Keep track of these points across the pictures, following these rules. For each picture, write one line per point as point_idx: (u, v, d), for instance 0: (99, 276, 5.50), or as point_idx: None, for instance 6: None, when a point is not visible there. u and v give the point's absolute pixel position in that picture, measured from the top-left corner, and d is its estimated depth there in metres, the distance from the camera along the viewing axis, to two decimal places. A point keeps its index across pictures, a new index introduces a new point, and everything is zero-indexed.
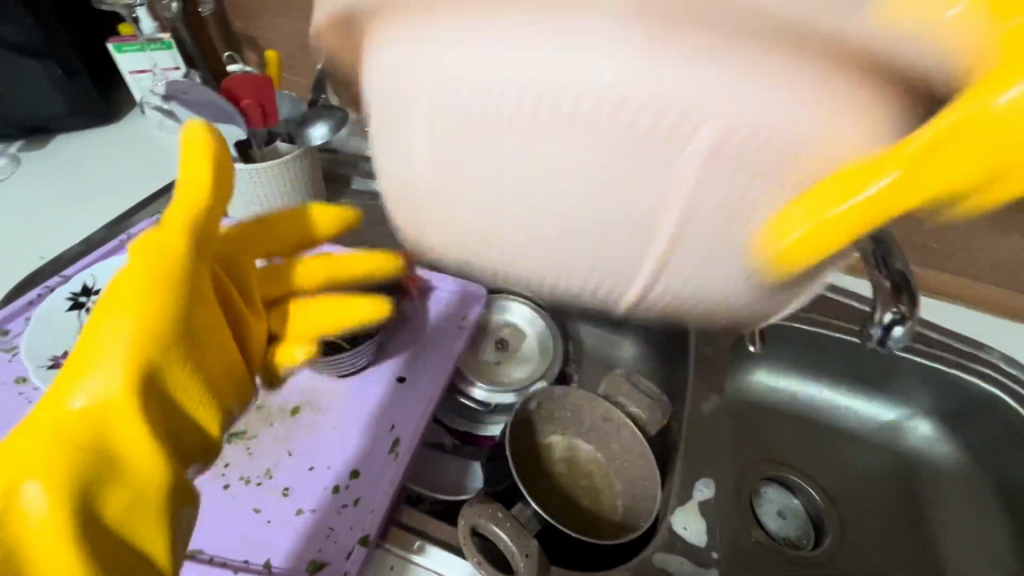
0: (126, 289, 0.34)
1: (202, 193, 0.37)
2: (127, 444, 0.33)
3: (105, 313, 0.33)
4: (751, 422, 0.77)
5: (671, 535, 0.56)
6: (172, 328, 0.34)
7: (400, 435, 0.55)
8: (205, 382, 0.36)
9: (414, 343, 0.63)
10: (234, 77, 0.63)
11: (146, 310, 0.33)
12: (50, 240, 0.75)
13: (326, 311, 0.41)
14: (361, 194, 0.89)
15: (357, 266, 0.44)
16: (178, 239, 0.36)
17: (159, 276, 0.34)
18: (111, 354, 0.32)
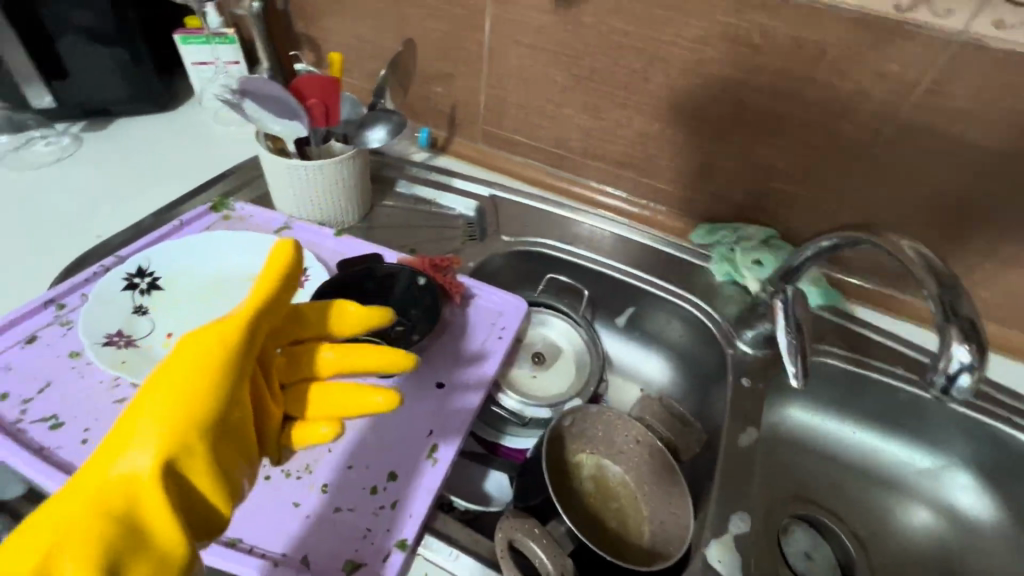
0: (174, 371, 0.32)
1: (265, 287, 0.36)
2: (150, 530, 0.30)
3: (160, 386, 0.31)
4: (783, 460, 0.75)
5: (707, 568, 0.54)
6: (217, 413, 0.32)
7: (437, 441, 0.55)
8: (229, 469, 0.32)
9: (453, 350, 0.64)
10: (303, 76, 0.65)
11: (193, 392, 0.31)
12: (105, 220, 0.76)
13: (339, 400, 0.39)
14: (406, 198, 0.90)
15: (372, 357, 0.40)
16: (232, 327, 0.34)
17: (210, 360, 0.32)
18: (149, 438, 0.30)
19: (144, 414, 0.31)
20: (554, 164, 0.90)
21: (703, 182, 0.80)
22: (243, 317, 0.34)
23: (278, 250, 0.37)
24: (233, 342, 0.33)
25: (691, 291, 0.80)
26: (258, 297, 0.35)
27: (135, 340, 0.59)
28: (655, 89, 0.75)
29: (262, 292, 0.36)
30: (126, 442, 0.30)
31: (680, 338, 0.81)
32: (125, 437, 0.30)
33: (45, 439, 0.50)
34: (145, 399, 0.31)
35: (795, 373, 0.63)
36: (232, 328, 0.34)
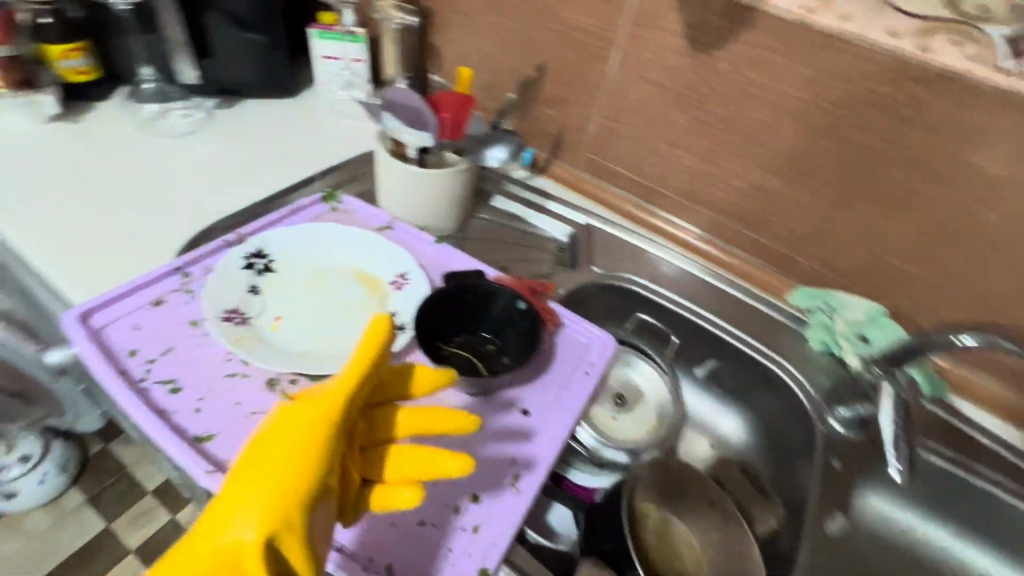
0: (280, 449, 0.37)
1: (361, 369, 0.41)
2: None
3: (264, 465, 0.37)
4: (860, 552, 0.71)
5: None
6: (312, 493, 0.37)
7: (520, 470, 0.56)
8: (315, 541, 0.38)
9: (541, 378, 0.64)
10: (441, 93, 0.69)
11: (296, 475, 0.37)
12: (227, 197, 0.81)
13: (417, 465, 0.43)
14: (501, 212, 0.91)
15: (439, 420, 0.45)
16: (328, 410, 0.39)
17: (312, 442, 0.38)
18: (256, 514, 0.35)
19: (251, 490, 0.36)
20: (654, 201, 0.89)
21: (812, 244, 0.77)
22: (340, 400, 0.39)
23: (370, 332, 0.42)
24: (327, 424, 0.38)
25: (782, 355, 0.77)
26: (355, 378, 0.40)
27: (248, 318, 0.62)
28: (779, 144, 0.73)
29: (358, 372, 0.41)
30: (234, 513, 0.35)
31: (764, 403, 0.78)
32: (234, 509, 0.36)
33: (165, 401, 0.53)
34: (253, 472, 0.37)
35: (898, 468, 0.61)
36: (332, 409, 0.39)
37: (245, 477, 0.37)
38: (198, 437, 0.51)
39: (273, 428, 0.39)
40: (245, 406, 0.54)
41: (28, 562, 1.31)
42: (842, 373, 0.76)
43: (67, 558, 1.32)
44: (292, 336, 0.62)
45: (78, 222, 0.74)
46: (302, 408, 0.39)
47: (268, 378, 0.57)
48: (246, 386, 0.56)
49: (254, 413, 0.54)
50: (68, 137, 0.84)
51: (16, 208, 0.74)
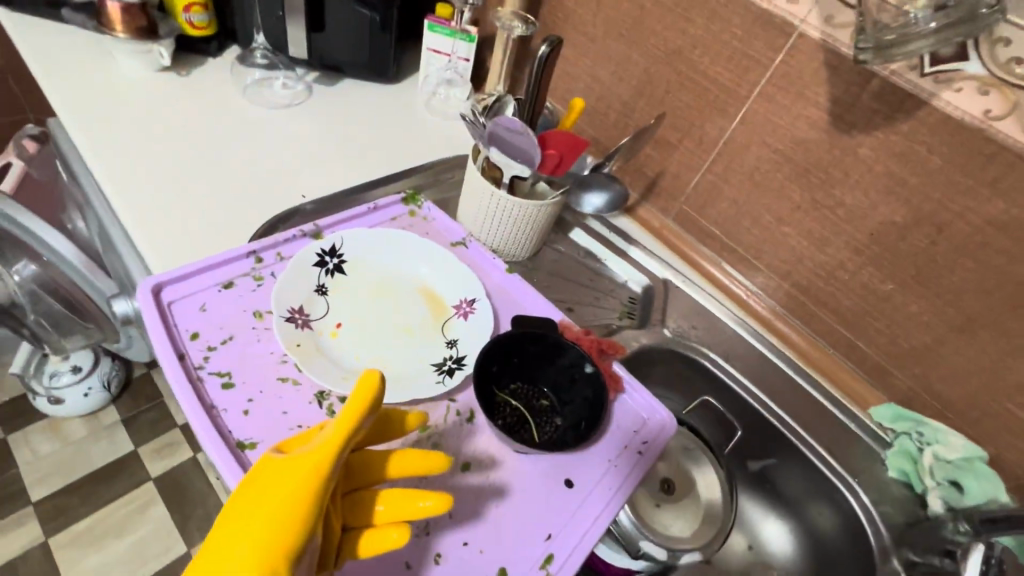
0: (273, 501, 0.41)
1: (349, 424, 0.44)
2: None
3: (258, 517, 0.41)
4: None
5: None
6: (299, 544, 0.40)
7: (553, 552, 0.52)
8: None
9: (591, 448, 0.60)
10: (552, 129, 0.66)
11: (286, 524, 0.40)
12: (308, 180, 0.79)
13: (396, 505, 0.46)
14: (577, 249, 0.87)
15: (417, 464, 0.49)
16: (319, 460, 0.43)
17: (302, 494, 0.42)
18: (246, 562, 0.39)
19: (245, 538, 0.40)
20: (742, 270, 0.82)
21: (917, 363, 0.69)
22: (330, 453, 0.43)
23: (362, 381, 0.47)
24: (319, 473, 0.43)
25: (853, 475, 0.70)
26: (344, 433, 0.44)
27: (310, 321, 0.60)
28: (909, 251, 0.65)
29: (347, 427, 0.44)
30: (226, 563, 0.39)
31: (821, 522, 0.71)
32: (227, 558, 0.39)
33: (216, 396, 0.52)
34: (247, 522, 0.41)
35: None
36: (322, 463, 0.43)
37: (239, 528, 0.41)
38: (240, 443, 0.50)
39: (267, 479, 0.43)
40: (290, 418, 0.53)
41: (57, 466, 1.39)
42: (918, 511, 0.68)
43: (91, 472, 1.39)
44: (349, 348, 0.60)
45: (163, 176, 0.74)
46: (293, 460, 0.44)
47: (317, 390, 0.55)
48: (295, 395, 0.54)
49: (298, 428, 0.52)
50: (174, 89, 0.86)
51: (111, 152, 0.75)
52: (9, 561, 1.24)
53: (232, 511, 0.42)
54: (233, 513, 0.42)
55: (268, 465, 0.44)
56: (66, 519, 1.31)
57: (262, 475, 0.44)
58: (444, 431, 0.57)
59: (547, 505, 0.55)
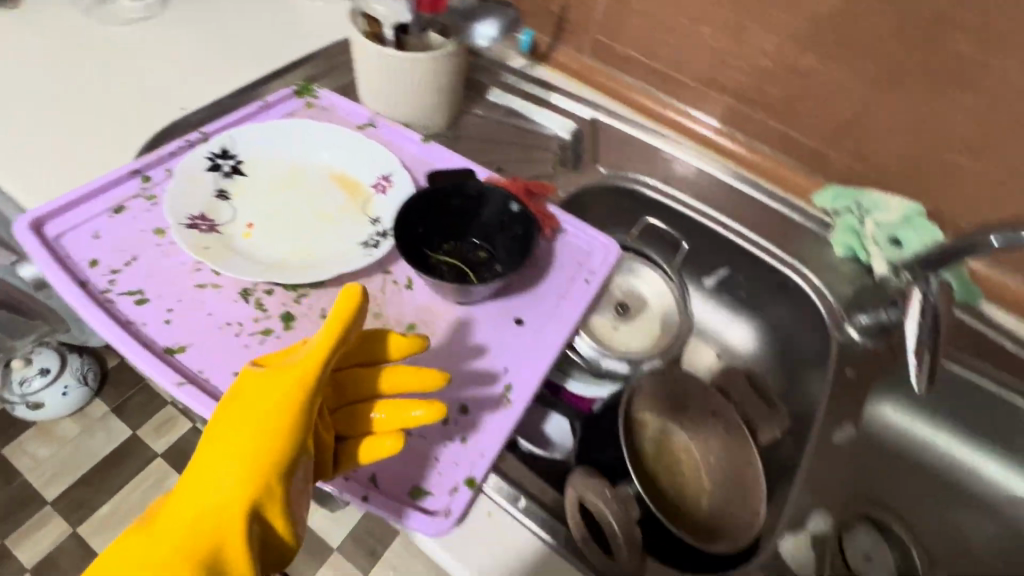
0: (252, 417, 0.40)
1: (330, 339, 0.42)
2: (227, 558, 0.38)
3: (241, 433, 0.40)
4: (865, 459, 0.70)
5: (776, 559, 0.49)
6: (287, 459, 0.39)
7: (512, 381, 0.52)
8: (289, 505, 0.40)
9: (537, 287, 0.60)
10: None
11: (267, 440, 0.39)
12: (188, 91, 0.72)
13: (391, 417, 0.44)
14: (497, 108, 0.82)
15: (413, 375, 0.46)
16: (299, 375, 0.41)
17: (282, 410, 0.40)
18: (235, 474, 0.38)
19: (228, 453, 0.39)
20: (670, 91, 0.78)
21: (849, 136, 0.68)
22: (311, 368, 0.41)
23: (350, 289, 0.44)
24: (301, 386, 0.41)
25: (801, 261, 0.70)
26: (325, 347, 0.41)
27: (217, 225, 0.57)
28: (825, 12, 0.62)
29: (328, 342, 0.42)
30: (215, 476, 0.39)
31: (777, 313, 0.73)
32: (215, 471, 0.39)
33: (131, 313, 0.50)
34: (229, 438, 0.40)
35: (925, 343, 0.57)
36: (300, 380, 0.40)
37: (222, 444, 0.40)
38: (168, 349, 0.48)
39: (246, 397, 0.41)
40: (217, 318, 0.51)
41: (60, 465, 1.39)
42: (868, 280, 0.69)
43: (97, 462, 1.40)
44: (266, 244, 0.57)
45: (20, 117, 0.66)
46: (271, 375, 0.42)
47: (241, 289, 0.54)
48: (216, 297, 0.52)
49: (227, 325, 0.51)
50: (8, 25, 0.75)
51: None
52: (44, 559, 1.28)
53: (213, 430, 0.41)
54: (214, 426, 0.41)
55: (247, 384, 0.42)
56: (88, 508, 1.34)
57: (239, 388, 0.42)
58: (384, 301, 0.56)
59: (498, 342, 0.55)
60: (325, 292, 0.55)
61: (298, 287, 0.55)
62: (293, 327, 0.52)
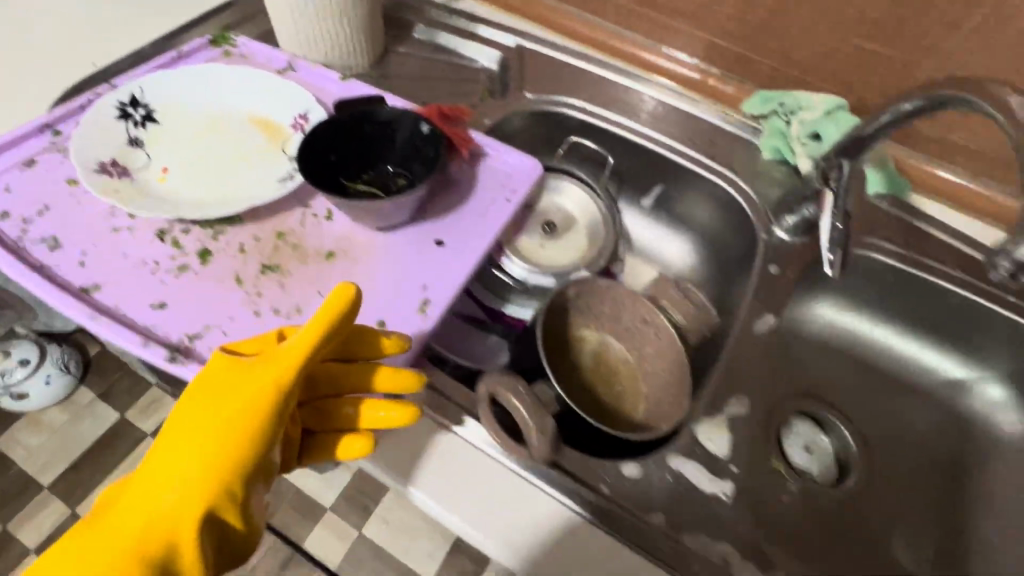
0: (219, 415, 0.41)
1: (309, 344, 0.42)
2: (183, 549, 0.40)
3: (208, 431, 0.41)
4: (801, 357, 0.72)
5: (692, 441, 0.50)
6: (252, 460, 0.41)
7: (430, 297, 0.53)
8: (249, 501, 0.42)
9: (458, 210, 0.60)
10: None
11: (233, 441, 0.41)
12: (100, 48, 0.71)
13: (365, 417, 0.45)
14: (423, 45, 0.80)
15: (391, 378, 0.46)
16: (273, 379, 0.42)
17: (250, 412, 0.41)
18: (199, 471, 0.40)
19: (190, 451, 0.41)
20: (595, 12, 0.77)
21: (769, 36, 0.68)
22: (285, 375, 0.42)
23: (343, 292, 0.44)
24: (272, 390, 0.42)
25: (730, 168, 0.70)
26: (306, 353, 0.42)
27: (130, 171, 0.57)
28: None
29: (307, 348, 0.42)
30: (178, 470, 0.40)
31: (711, 223, 0.73)
32: (178, 465, 0.41)
33: (45, 258, 0.50)
34: (195, 434, 0.41)
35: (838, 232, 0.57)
36: (273, 382, 0.42)
37: (188, 438, 0.41)
38: (83, 288, 0.49)
39: (213, 394, 0.42)
40: (133, 257, 0.52)
41: (51, 452, 1.42)
42: (798, 182, 0.69)
43: (87, 447, 1.43)
44: (182, 187, 0.57)
45: None
46: (242, 376, 0.42)
47: (157, 230, 0.54)
48: (132, 238, 0.53)
49: (142, 263, 0.51)
50: None
51: None
52: (46, 539, 1.32)
53: (178, 424, 0.42)
54: (177, 419, 0.43)
55: (215, 378, 0.43)
56: (82, 491, 1.37)
57: (205, 381, 0.43)
58: (303, 231, 0.57)
59: (419, 261, 0.55)
60: (243, 228, 0.56)
61: (215, 225, 0.55)
62: (210, 262, 0.53)
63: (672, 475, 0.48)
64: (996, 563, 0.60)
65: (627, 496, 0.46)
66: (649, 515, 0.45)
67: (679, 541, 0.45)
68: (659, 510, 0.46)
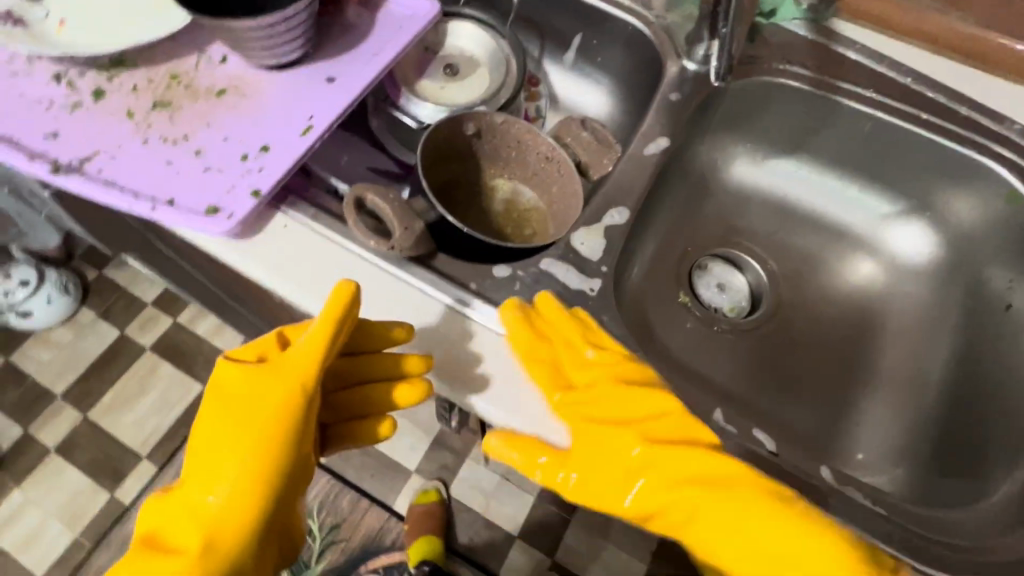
0: (249, 424, 0.46)
1: (318, 352, 0.45)
2: (243, 545, 0.46)
3: (241, 442, 0.46)
4: (721, 203, 0.71)
5: (566, 247, 0.51)
6: (286, 460, 0.46)
7: (315, 124, 0.54)
8: (290, 493, 0.48)
9: (351, 49, 0.60)
10: None
11: (267, 447, 0.45)
12: None
13: (380, 402, 0.47)
14: None
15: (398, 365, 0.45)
16: (291, 389, 0.46)
17: (276, 421, 0.45)
18: (242, 476, 0.45)
19: (230, 462, 0.46)
20: None
21: None
22: (302, 378, 0.46)
23: (341, 295, 0.45)
24: (292, 399, 0.46)
25: (642, 5, 0.67)
26: (315, 360, 0.45)
27: (26, 23, 0.58)
28: None
29: (317, 356, 0.45)
30: (223, 478, 0.45)
31: (629, 70, 0.72)
32: (222, 475, 0.45)
33: None
34: (229, 444, 0.46)
35: (727, 34, 0.59)
36: (292, 391, 0.45)
37: (224, 447, 0.46)
38: None
39: (238, 406, 0.46)
40: (30, 97, 0.54)
41: (61, 366, 1.52)
42: None
43: (92, 361, 1.53)
44: (77, 36, 0.59)
45: None
46: (261, 386, 0.46)
47: (53, 73, 0.56)
48: (29, 81, 0.55)
49: (38, 102, 0.54)
50: None
51: None
52: (64, 440, 1.45)
53: (211, 433, 0.47)
54: (206, 429, 0.47)
55: (235, 386, 0.47)
56: (92, 399, 1.49)
57: (227, 391, 0.47)
58: (195, 73, 0.58)
59: (307, 94, 0.57)
60: (138, 72, 0.57)
61: (111, 69, 0.57)
62: (103, 100, 0.55)
63: (541, 276, 0.50)
64: (889, 377, 0.62)
65: (494, 292, 0.49)
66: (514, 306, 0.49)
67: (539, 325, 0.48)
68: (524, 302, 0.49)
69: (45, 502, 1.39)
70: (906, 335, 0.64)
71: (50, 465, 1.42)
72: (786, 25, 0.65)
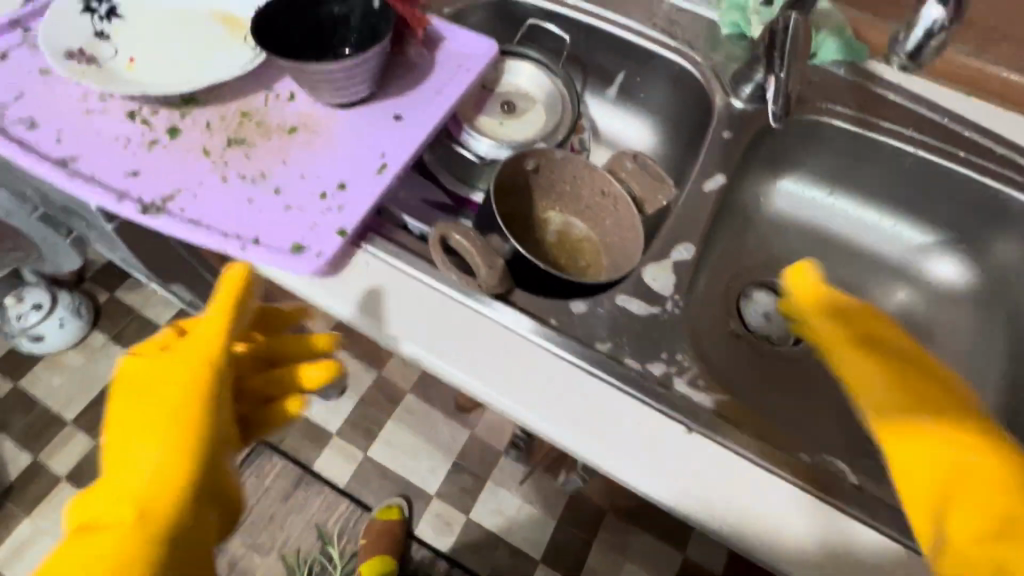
0: (161, 407, 0.42)
1: (221, 324, 0.43)
2: (162, 541, 0.40)
3: (153, 427, 0.41)
4: (763, 233, 0.73)
5: (638, 281, 0.53)
6: (201, 439, 0.42)
7: (388, 163, 0.56)
8: (209, 483, 0.43)
9: (415, 88, 0.62)
10: None
11: (181, 426, 0.41)
12: None
13: (284, 377, 0.47)
14: None
15: (304, 346, 0.49)
16: (198, 364, 0.42)
17: (188, 398, 0.42)
18: (156, 460, 0.41)
19: (144, 449, 0.41)
20: None
21: None
22: (208, 355, 0.43)
23: (230, 272, 0.44)
24: (200, 373, 0.42)
25: (688, 45, 0.70)
26: (220, 332, 0.43)
27: (97, 61, 0.59)
28: None
29: (221, 328, 0.43)
30: (137, 466, 0.41)
31: (673, 106, 0.74)
32: (136, 464, 0.41)
33: (24, 135, 0.54)
34: (141, 432, 0.42)
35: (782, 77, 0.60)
36: (200, 367, 0.42)
37: (137, 437, 0.42)
38: (63, 160, 0.52)
39: (149, 395, 0.43)
40: (106, 134, 0.55)
41: (73, 391, 1.50)
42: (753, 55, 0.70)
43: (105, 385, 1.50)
44: (148, 74, 0.60)
45: None
46: (169, 370, 0.43)
47: (128, 111, 0.57)
48: (104, 119, 0.56)
49: (114, 139, 0.54)
50: None
51: None
52: (77, 466, 1.41)
53: (121, 426, 0.43)
54: (116, 423, 0.43)
55: (143, 376, 0.44)
56: None
57: (135, 382, 0.44)
58: (266, 111, 0.59)
59: (377, 132, 0.58)
60: (210, 109, 0.58)
61: (183, 107, 0.58)
62: (179, 137, 0.56)
63: (618, 312, 0.51)
64: None
65: (574, 328, 0.50)
66: (595, 341, 0.50)
67: (620, 360, 0.49)
68: (603, 337, 0.50)
69: (56, 532, 1.35)
70: (950, 362, 0.66)
71: (61, 493, 1.39)
72: (825, 66, 0.68)
